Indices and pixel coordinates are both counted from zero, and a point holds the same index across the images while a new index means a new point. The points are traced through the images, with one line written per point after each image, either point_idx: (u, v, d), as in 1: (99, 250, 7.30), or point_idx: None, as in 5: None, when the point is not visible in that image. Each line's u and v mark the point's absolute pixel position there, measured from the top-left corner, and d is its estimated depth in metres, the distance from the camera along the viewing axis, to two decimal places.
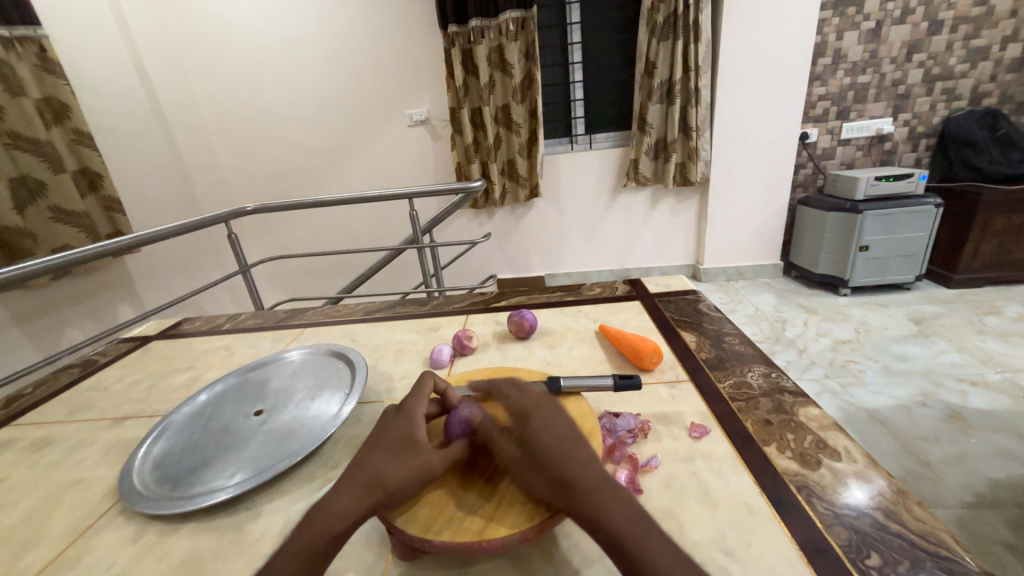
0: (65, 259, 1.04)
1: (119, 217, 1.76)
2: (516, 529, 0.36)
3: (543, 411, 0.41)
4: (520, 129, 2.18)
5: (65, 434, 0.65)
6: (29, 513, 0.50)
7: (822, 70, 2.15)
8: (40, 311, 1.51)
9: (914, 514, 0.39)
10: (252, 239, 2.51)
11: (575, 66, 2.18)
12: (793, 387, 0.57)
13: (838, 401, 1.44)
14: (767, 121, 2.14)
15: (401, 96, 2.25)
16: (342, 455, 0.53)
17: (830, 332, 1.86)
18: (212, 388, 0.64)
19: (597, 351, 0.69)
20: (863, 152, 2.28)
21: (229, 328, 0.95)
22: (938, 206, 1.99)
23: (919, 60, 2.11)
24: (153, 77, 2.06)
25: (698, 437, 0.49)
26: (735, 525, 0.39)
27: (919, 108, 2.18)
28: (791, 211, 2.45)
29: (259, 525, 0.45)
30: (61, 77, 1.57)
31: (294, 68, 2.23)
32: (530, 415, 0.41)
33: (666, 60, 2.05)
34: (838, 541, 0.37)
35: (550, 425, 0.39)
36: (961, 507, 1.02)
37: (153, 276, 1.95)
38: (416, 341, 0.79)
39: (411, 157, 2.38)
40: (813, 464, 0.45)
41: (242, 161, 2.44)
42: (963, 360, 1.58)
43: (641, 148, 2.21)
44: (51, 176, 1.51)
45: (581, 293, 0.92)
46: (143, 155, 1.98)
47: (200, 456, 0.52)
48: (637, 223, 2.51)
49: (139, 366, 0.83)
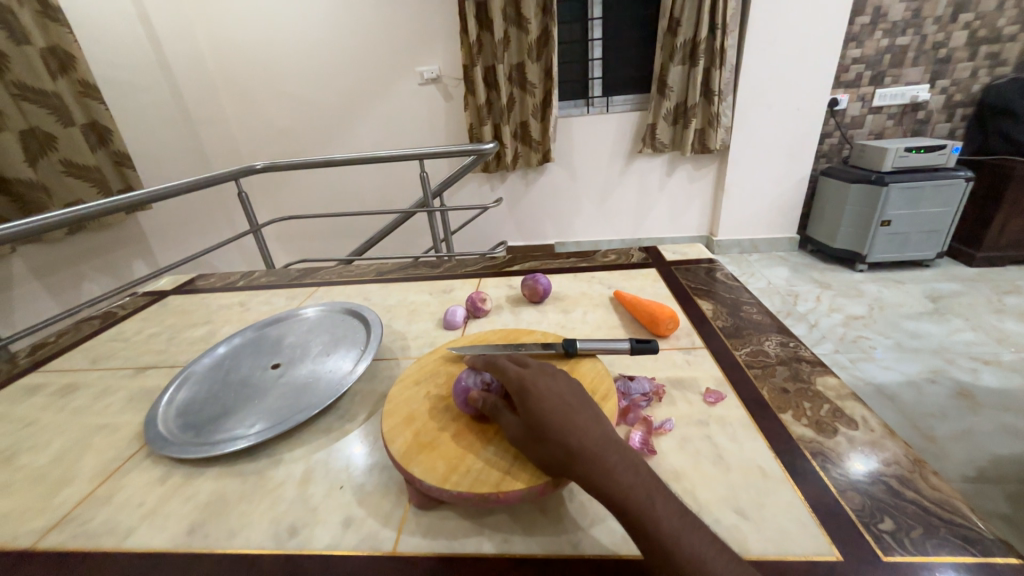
0: (77, 212, 1.04)
1: (129, 172, 1.75)
2: (532, 484, 0.37)
3: (550, 379, 0.40)
4: (534, 90, 2.10)
5: (89, 381, 0.67)
6: (62, 453, 0.53)
7: (859, 31, 2.02)
8: (58, 265, 1.53)
9: (929, 482, 0.39)
10: (262, 198, 2.50)
11: (594, 22, 2.07)
12: (811, 357, 0.56)
13: (847, 375, 1.44)
14: (796, 84, 2.03)
15: (412, 52, 2.16)
16: (359, 409, 0.54)
17: (843, 307, 1.84)
18: (230, 341, 0.65)
19: (611, 316, 0.69)
20: (895, 121, 2.17)
21: (245, 285, 0.96)
22: (968, 180, 1.90)
23: (965, 21, 1.97)
24: (158, 28, 2.00)
25: (713, 402, 0.49)
26: (748, 487, 0.39)
27: (959, 74, 2.05)
28: (812, 183, 2.37)
29: (280, 472, 0.46)
30: (64, 24, 1.52)
31: (300, 18, 2.13)
32: (541, 378, 0.40)
33: (692, 16, 1.92)
34: (852, 505, 0.37)
35: (556, 392, 0.39)
36: (963, 482, 1.04)
37: (166, 234, 1.97)
38: (430, 302, 0.79)
39: (421, 118, 2.31)
40: (829, 432, 0.45)
41: (250, 118, 2.39)
42: (978, 339, 1.56)
43: (660, 112, 2.13)
44: (61, 129, 1.49)
45: (595, 259, 0.91)
46: (150, 109, 1.95)
47: (221, 405, 0.53)
48: (652, 191, 2.44)
49: (158, 319, 0.85)
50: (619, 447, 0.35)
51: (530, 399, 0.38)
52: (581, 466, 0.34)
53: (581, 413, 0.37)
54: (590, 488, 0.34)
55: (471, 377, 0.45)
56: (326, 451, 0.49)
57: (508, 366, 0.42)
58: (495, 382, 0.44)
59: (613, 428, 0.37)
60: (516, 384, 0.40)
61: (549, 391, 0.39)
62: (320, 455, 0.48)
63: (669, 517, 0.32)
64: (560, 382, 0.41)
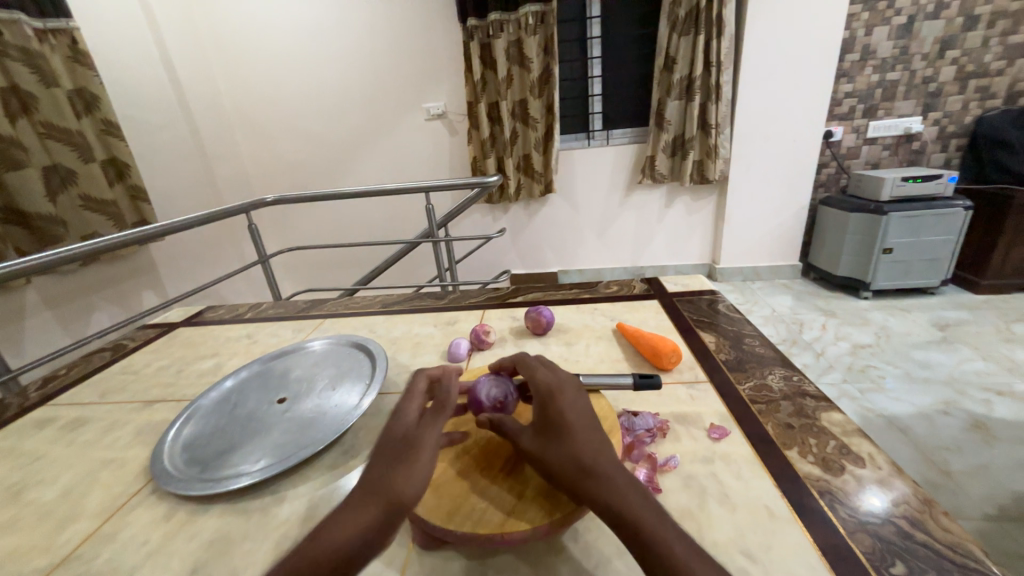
0: (94, 246, 1.07)
1: (144, 206, 1.80)
2: (537, 524, 0.37)
3: (569, 395, 0.41)
4: (537, 125, 2.17)
5: (97, 415, 0.67)
6: (68, 488, 0.53)
7: (850, 67, 2.10)
8: (70, 296, 1.56)
9: (940, 523, 0.39)
10: (271, 229, 2.56)
11: (594, 60, 2.16)
12: (815, 391, 0.56)
13: (856, 406, 1.41)
14: (790, 118, 2.09)
15: (419, 90, 2.26)
16: (363, 444, 0.54)
17: (849, 336, 1.83)
18: (238, 375, 0.66)
19: (614, 349, 0.69)
20: (890, 152, 2.21)
21: (252, 317, 0.98)
22: (967, 209, 1.92)
23: (952, 57, 2.04)
24: (180, 70, 2.11)
25: (718, 438, 0.49)
26: (756, 528, 0.39)
27: (951, 107, 2.11)
28: (812, 212, 2.40)
29: (284, 510, 0.46)
30: (92, 68, 1.61)
31: (313, 60, 2.25)
32: (566, 391, 0.42)
33: (687, 55, 2.01)
34: (861, 548, 0.37)
35: (575, 409, 0.40)
36: (983, 519, 1.00)
37: (176, 265, 2.01)
38: (434, 334, 0.80)
39: (427, 151, 2.39)
40: (836, 470, 0.44)
41: (263, 153, 2.48)
42: (989, 369, 1.54)
43: (658, 145, 2.19)
44: (81, 165, 1.54)
45: (598, 290, 0.92)
46: (168, 145, 2.03)
47: (226, 441, 0.53)
48: (652, 220, 2.48)
49: (167, 351, 0.86)
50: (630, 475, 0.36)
51: (552, 410, 0.40)
52: (593, 483, 0.34)
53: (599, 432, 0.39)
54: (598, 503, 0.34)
55: (490, 387, 0.47)
56: (330, 488, 0.48)
57: (540, 370, 0.45)
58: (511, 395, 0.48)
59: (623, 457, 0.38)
60: (544, 390, 0.42)
61: (570, 406, 0.40)
62: (325, 492, 0.48)
63: (677, 544, 0.31)
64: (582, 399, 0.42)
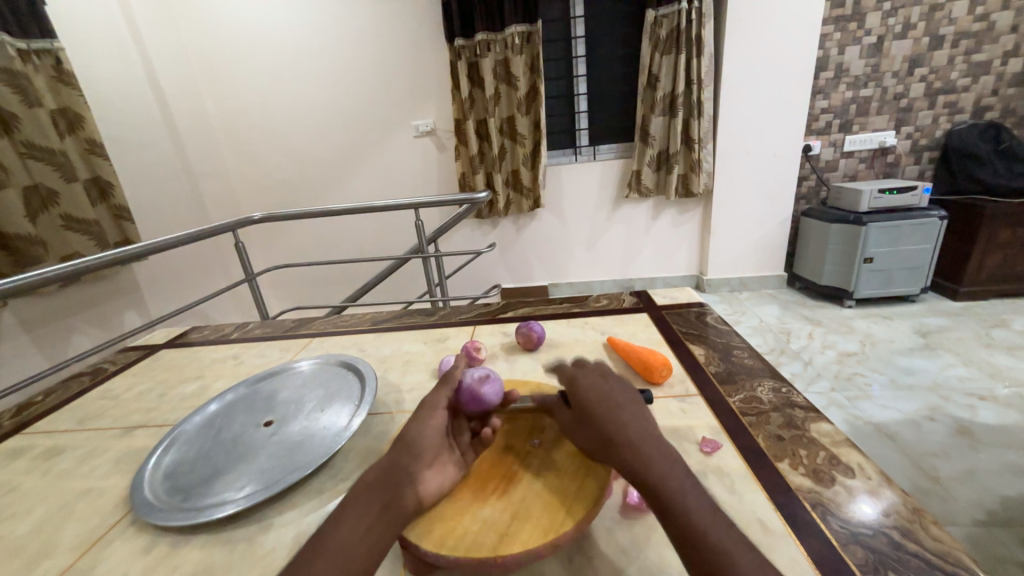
0: (74, 267, 1.05)
1: (127, 225, 1.78)
2: (530, 545, 0.36)
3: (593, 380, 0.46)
4: (524, 141, 2.20)
5: (75, 443, 0.65)
6: (42, 522, 0.51)
7: (825, 84, 2.17)
8: (48, 318, 1.52)
9: (931, 532, 0.39)
10: (258, 247, 2.53)
11: (579, 78, 2.21)
12: (804, 402, 0.57)
13: (845, 414, 1.43)
14: (770, 132, 2.16)
15: (407, 107, 2.28)
16: (353, 466, 0.53)
17: (836, 344, 1.86)
18: (223, 398, 0.64)
19: (605, 363, 0.70)
20: (867, 164, 2.29)
21: (238, 337, 0.96)
22: (942, 218, 1.99)
23: (921, 75, 2.13)
24: (166, 89, 2.11)
25: (710, 452, 0.49)
26: (749, 543, 0.39)
27: (922, 121, 2.19)
28: (794, 223, 2.46)
29: (271, 538, 0.45)
30: (76, 88, 1.60)
31: (302, 79, 2.27)
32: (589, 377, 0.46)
33: (669, 73, 2.07)
34: (855, 560, 0.37)
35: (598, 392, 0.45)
36: (973, 525, 1.01)
37: (161, 284, 1.97)
38: (424, 352, 0.80)
39: (416, 167, 2.40)
40: (827, 481, 0.45)
41: (250, 171, 2.47)
42: (971, 374, 1.57)
43: (644, 159, 2.23)
44: (64, 184, 1.52)
45: (588, 305, 0.93)
46: (153, 164, 2.02)
47: (210, 467, 0.52)
48: (640, 233, 2.51)
49: (149, 375, 0.84)
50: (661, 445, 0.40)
51: (575, 393, 0.45)
52: (618, 453, 0.39)
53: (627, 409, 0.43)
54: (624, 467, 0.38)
55: (476, 368, 0.51)
56: (319, 513, 0.47)
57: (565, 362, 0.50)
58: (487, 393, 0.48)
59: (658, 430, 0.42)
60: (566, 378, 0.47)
61: (594, 388, 0.45)
62: (313, 518, 0.47)
63: (698, 507, 0.36)
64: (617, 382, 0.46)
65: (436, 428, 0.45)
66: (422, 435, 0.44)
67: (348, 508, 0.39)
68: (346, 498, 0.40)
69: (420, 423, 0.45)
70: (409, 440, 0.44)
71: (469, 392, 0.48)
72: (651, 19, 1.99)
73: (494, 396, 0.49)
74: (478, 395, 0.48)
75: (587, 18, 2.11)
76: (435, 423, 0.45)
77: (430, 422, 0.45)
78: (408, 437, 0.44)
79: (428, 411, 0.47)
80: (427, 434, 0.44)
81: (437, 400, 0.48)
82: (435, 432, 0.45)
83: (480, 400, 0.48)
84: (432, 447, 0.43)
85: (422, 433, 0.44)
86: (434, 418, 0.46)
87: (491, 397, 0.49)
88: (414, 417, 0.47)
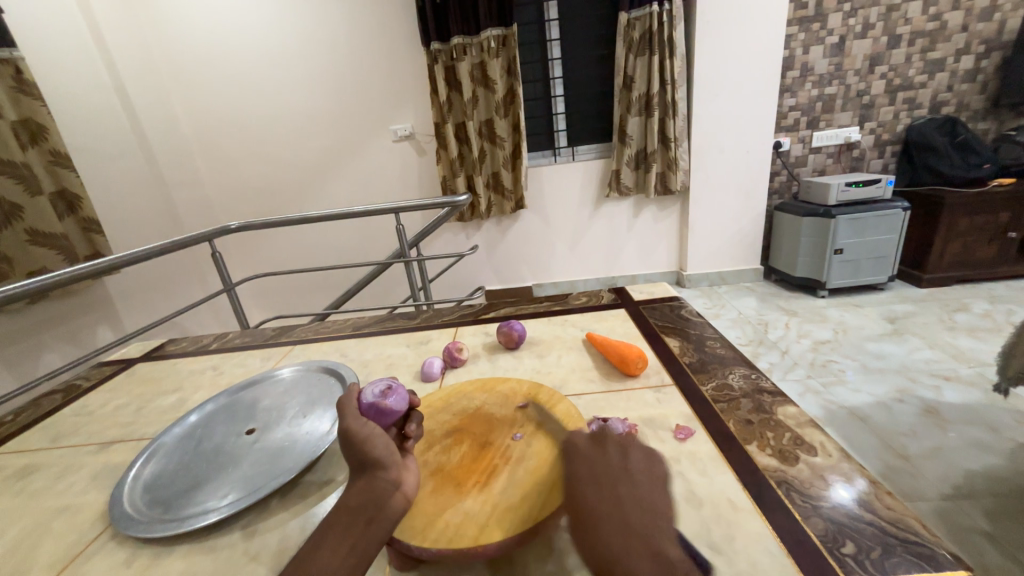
0: (46, 282, 1.02)
1: (97, 238, 1.73)
2: (511, 533, 0.37)
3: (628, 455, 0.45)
4: (503, 143, 2.22)
5: (49, 461, 0.64)
6: (16, 542, 0.50)
7: (791, 83, 2.25)
8: (16, 335, 1.47)
9: (885, 502, 0.42)
10: (236, 256, 2.49)
11: (555, 80, 2.24)
12: (771, 387, 0.60)
13: (820, 400, 1.48)
14: (742, 130, 2.22)
15: (386, 111, 2.27)
16: (336, 468, 0.54)
17: (811, 333, 1.92)
18: (203, 409, 0.64)
19: (584, 358, 0.72)
20: (834, 159, 2.37)
21: (218, 347, 0.95)
22: (905, 209, 2.07)
23: (881, 72, 2.23)
24: (134, 97, 2.07)
25: (683, 438, 0.51)
26: (720, 520, 0.41)
27: (884, 117, 2.29)
28: (768, 217, 2.53)
29: (254, 544, 0.45)
30: (38, 98, 1.55)
31: (277, 85, 2.24)
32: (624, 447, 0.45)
33: (643, 74, 2.11)
34: (816, 531, 0.39)
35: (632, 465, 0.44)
36: (940, 499, 1.06)
37: (135, 297, 1.93)
38: (406, 355, 0.80)
39: (396, 172, 2.39)
40: (791, 460, 0.47)
41: (226, 180, 2.42)
42: (936, 357, 1.65)
43: (622, 159, 2.28)
44: (28, 199, 1.48)
45: (568, 303, 0.94)
46: (124, 175, 1.97)
47: (192, 477, 0.52)
48: (621, 231, 2.55)
49: (125, 389, 0.82)
50: (651, 515, 0.38)
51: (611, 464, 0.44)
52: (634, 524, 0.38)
53: (632, 480, 0.42)
54: (592, 562, 0.36)
55: (373, 384, 0.47)
56: (304, 517, 0.47)
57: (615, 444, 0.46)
58: (391, 410, 0.45)
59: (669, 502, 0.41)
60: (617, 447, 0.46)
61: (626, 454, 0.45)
62: (298, 522, 0.47)
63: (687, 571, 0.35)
64: (632, 445, 0.46)
65: (386, 440, 0.43)
66: (377, 450, 0.42)
67: (329, 535, 0.38)
68: (323, 523, 0.40)
69: (365, 441, 0.42)
70: (367, 459, 0.41)
71: (373, 409, 0.45)
72: (624, 21, 2.02)
73: (402, 404, 0.46)
74: (387, 411, 0.45)
75: (562, 21, 2.14)
76: (383, 435, 0.43)
77: (375, 437, 0.42)
78: (358, 455, 0.41)
79: (362, 430, 0.43)
80: (379, 447, 0.42)
81: (356, 419, 0.43)
82: (386, 443, 0.43)
83: (388, 413, 0.45)
84: (391, 458, 0.42)
85: (375, 449, 0.42)
86: (379, 433, 0.43)
87: (399, 407, 0.46)
88: (347, 446, 0.42)
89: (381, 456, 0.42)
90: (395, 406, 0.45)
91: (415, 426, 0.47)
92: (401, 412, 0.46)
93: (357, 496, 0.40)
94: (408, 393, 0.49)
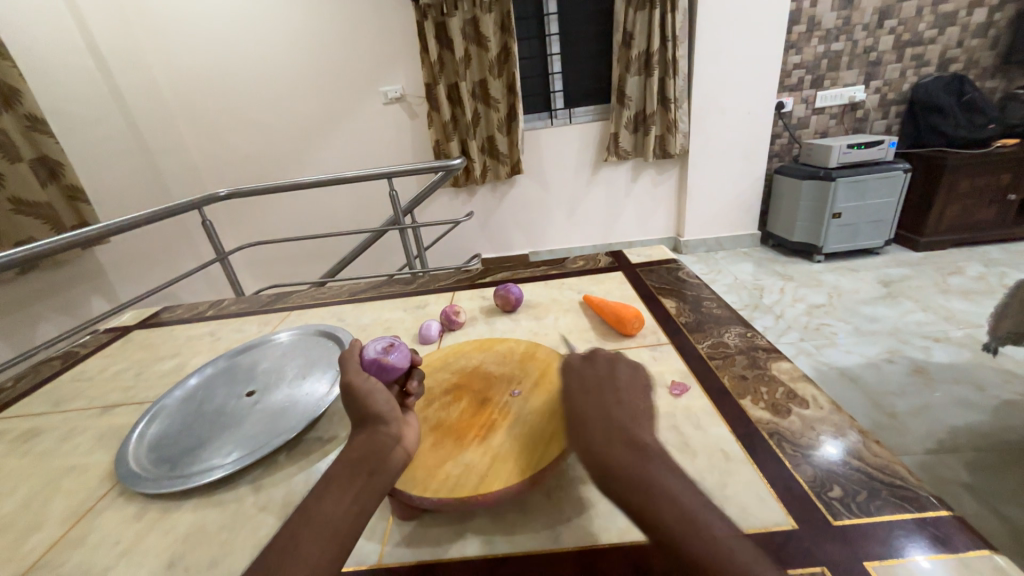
0: (34, 251, 1.00)
1: (83, 207, 1.68)
2: (510, 483, 0.38)
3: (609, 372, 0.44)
4: (498, 105, 2.15)
5: (52, 425, 0.64)
6: (27, 500, 0.51)
7: (797, 39, 2.16)
8: (9, 306, 1.46)
9: (873, 450, 0.43)
10: (228, 226, 2.45)
11: (552, 38, 2.14)
12: (766, 344, 0.60)
13: (813, 361, 1.51)
14: (744, 90, 2.15)
15: (375, 72, 2.18)
16: (338, 426, 0.54)
17: (805, 297, 1.94)
18: (202, 372, 0.65)
19: (582, 320, 0.72)
20: (837, 120, 2.32)
21: (215, 314, 0.94)
22: (906, 171, 2.05)
23: (890, 26, 2.14)
24: (109, 58, 1.97)
25: (679, 394, 0.52)
26: (712, 469, 0.42)
27: (890, 75, 2.22)
28: (768, 180, 2.50)
29: (260, 498, 0.46)
30: (8, 58, 1.47)
31: (258, 44, 2.13)
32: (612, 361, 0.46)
33: (643, 30, 2.02)
34: (805, 477, 0.40)
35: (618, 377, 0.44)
36: (923, 453, 1.10)
37: (127, 267, 1.91)
38: (404, 319, 0.80)
39: (388, 136, 2.32)
40: (784, 413, 0.48)
41: (211, 146, 2.34)
42: (928, 319, 1.67)
43: (621, 121, 2.22)
44: (8, 166, 1.43)
45: (565, 266, 0.94)
46: (106, 142, 1.91)
47: (195, 437, 0.53)
48: (618, 197, 2.52)
49: (123, 355, 0.82)
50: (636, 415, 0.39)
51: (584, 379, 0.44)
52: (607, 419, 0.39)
53: (617, 388, 0.42)
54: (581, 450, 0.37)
55: (376, 340, 0.48)
56: (308, 472, 0.48)
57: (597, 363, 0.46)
58: (392, 367, 0.46)
59: (651, 409, 0.41)
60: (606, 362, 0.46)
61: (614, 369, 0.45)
62: (302, 477, 0.48)
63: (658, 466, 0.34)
64: (621, 360, 0.46)
65: (387, 395, 0.44)
66: (378, 404, 0.42)
67: (332, 484, 0.38)
68: (326, 474, 0.39)
69: (366, 395, 0.43)
70: (368, 413, 0.42)
71: (374, 364, 0.46)
72: None
73: (404, 360, 0.47)
74: (388, 367, 0.46)
75: None
76: (384, 391, 0.44)
77: (376, 392, 0.43)
78: (359, 408, 0.42)
79: (363, 385, 0.44)
80: (380, 402, 0.43)
81: (358, 374, 0.45)
82: (387, 398, 0.43)
83: (390, 370, 0.46)
84: (393, 413, 0.43)
85: (376, 403, 0.43)
86: (380, 388, 0.44)
87: (400, 364, 0.46)
88: (348, 399, 0.43)
89: (383, 411, 0.42)
90: (397, 363, 0.46)
91: (417, 384, 0.48)
92: (403, 368, 0.47)
93: (360, 448, 0.40)
94: (410, 352, 0.50)
